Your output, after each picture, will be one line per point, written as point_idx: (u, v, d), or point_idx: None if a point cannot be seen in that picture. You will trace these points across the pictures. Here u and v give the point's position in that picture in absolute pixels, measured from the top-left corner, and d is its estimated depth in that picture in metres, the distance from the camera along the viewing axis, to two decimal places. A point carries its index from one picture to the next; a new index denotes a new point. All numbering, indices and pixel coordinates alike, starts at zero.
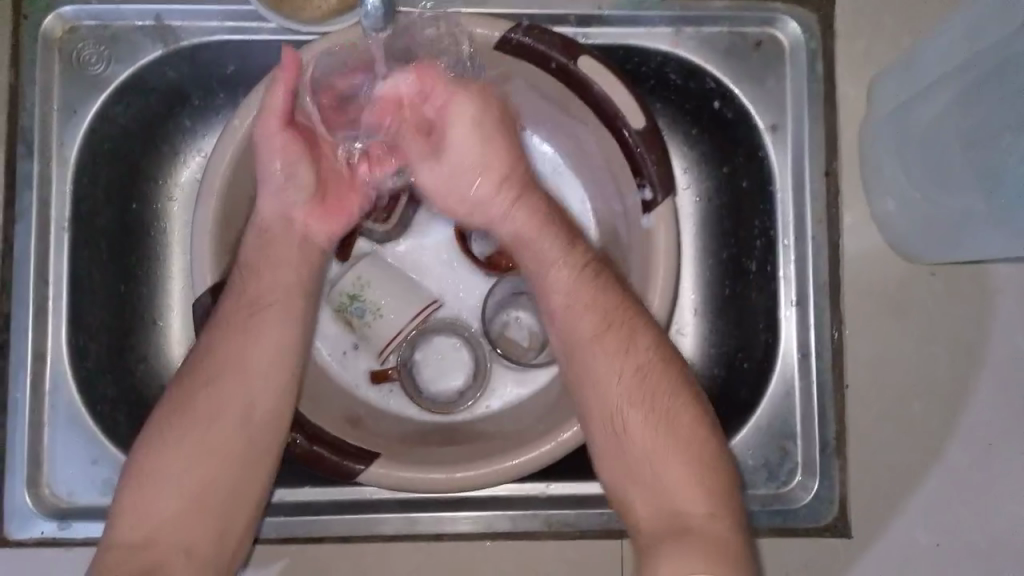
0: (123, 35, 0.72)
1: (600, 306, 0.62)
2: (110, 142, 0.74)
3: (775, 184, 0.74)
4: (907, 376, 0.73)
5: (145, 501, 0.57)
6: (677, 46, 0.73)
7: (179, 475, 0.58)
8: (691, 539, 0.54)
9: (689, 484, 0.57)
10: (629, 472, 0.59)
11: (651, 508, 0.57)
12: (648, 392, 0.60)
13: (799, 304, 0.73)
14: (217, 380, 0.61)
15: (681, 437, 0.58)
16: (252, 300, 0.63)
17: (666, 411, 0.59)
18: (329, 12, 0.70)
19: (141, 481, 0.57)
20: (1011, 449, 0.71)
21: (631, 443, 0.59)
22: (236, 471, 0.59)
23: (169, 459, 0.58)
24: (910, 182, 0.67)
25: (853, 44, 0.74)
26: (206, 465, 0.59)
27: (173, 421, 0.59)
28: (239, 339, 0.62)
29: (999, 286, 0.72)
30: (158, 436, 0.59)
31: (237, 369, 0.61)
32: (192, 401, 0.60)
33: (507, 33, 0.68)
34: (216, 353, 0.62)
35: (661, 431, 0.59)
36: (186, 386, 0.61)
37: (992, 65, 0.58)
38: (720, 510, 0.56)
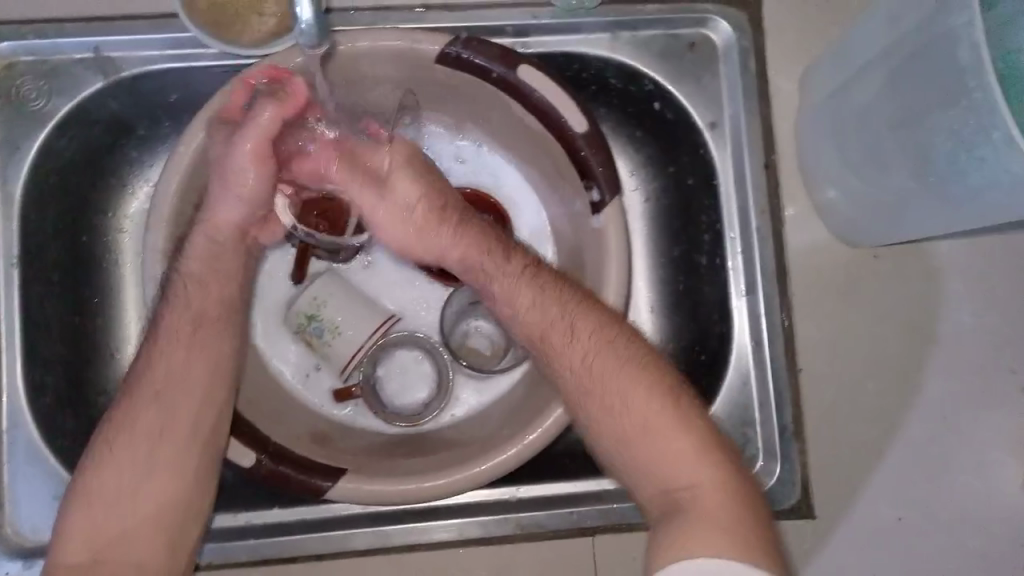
0: (63, 68, 0.72)
1: (560, 301, 0.63)
2: (57, 177, 0.74)
3: (718, 177, 0.76)
4: (858, 356, 0.75)
5: (93, 520, 0.57)
6: (615, 50, 0.75)
7: (127, 493, 0.58)
8: (691, 516, 0.51)
9: (679, 452, 0.55)
10: (621, 451, 0.57)
11: (654, 487, 0.56)
12: (619, 368, 0.59)
13: (749, 294, 0.75)
14: (161, 397, 0.61)
15: (658, 406, 0.57)
16: (196, 316, 0.64)
17: (639, 381, 0.58)
18: (268, 34, 0.70)
19: (90, 501, 0.58)
20: (962, 421, 0.73)
21: (614, 422, 0.58)
22: (184, 487, 0.60)
23: (117, 477, 0.58)
24: (847, 167, 0.69)
25: (783, 39, 0.76)
26: (154, 482, 0.59)
27: (118, 441, 0.60)
28: (180, 356, 0.63)
29: (938, 262, 0.75)
30: (104, 456, 0.59)
31: (179, 386, 0.62)
32: (139, 417, 0.60)
33: (447, 47, 0.69)
34: (161, 369, 0.62)
35: (638, 402, 0.57)
36: (129, 405, 0.61)
37: (911, 48, 0.59)
38: (713, 477, 0.54)
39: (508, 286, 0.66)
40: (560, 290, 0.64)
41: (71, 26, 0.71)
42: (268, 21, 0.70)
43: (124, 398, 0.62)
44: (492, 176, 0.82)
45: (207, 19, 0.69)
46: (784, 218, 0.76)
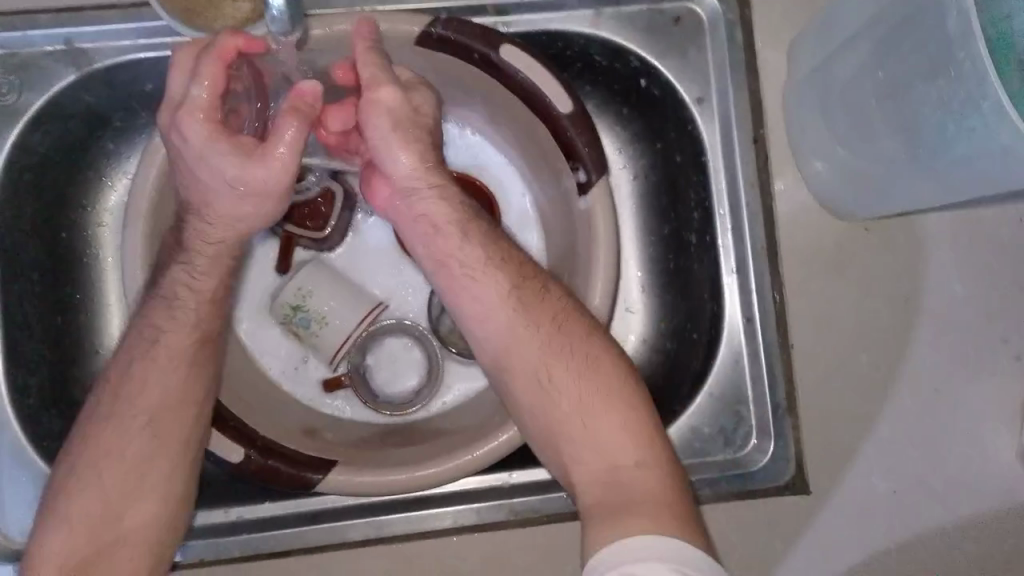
0: (34, 62, 0.70)
1: (512, 268, 0.62)
2: (33, 173, 0.73)
3: (706, 154, 0.75)
4: (850, 330, 0.74)
5: (73, 542, 0.56)
6: (598, 26, 0.73)
7: (110, 515, 0.57)
8: (632, 501, 0.52)
9: (620, 434, 0.56)
10: (563, 427, 0.57)
11: (593, 465, 0.55)
12: (567, 346, 0.59)
13: (739, 271, 0.74)
14: (151, 419, 0.60)
15: (603, 387, 0.58)
16: (201, 331, 0.63)
17: (588, 361, 0.59)
18: (243, 19, 0.68)
19: (69, 521, 0.56)
20: (953, 391, 0.74)
21: (558, 399, 0.58)
22: (167, 509, 0.59)
23: (101, 498, 0.57)
24: (836, 140, 0.68)
25: (770, 11, 0.75)
26: (138, 505, 0.58)
27: (103, 460, 0.58)
28: (168, 376, 0.61)
29: (928, 234, 0.74)
30: (85, 475, 0.58)
31: (170, 407, 0.60)
32: (122, 436, 0.59)
33: (427, 27, 0.68)
34: (143, 383, 0.60)
35: (585, 383, 0.58)
36: (114, 424, 0.59)
37: (899, 17, 0.58)
38: (651, 462, 0.55)
39: (450, 243, 0.62)
40: (508, 256, 0.63)
41: (40, 18, 0.69)
42: (242, 6, 0.68)
43: (107, 416, 0.60)
44: (478, 159, 0.81)
45: (181, 7, 0.67)
46: (774, 192, 0.75)
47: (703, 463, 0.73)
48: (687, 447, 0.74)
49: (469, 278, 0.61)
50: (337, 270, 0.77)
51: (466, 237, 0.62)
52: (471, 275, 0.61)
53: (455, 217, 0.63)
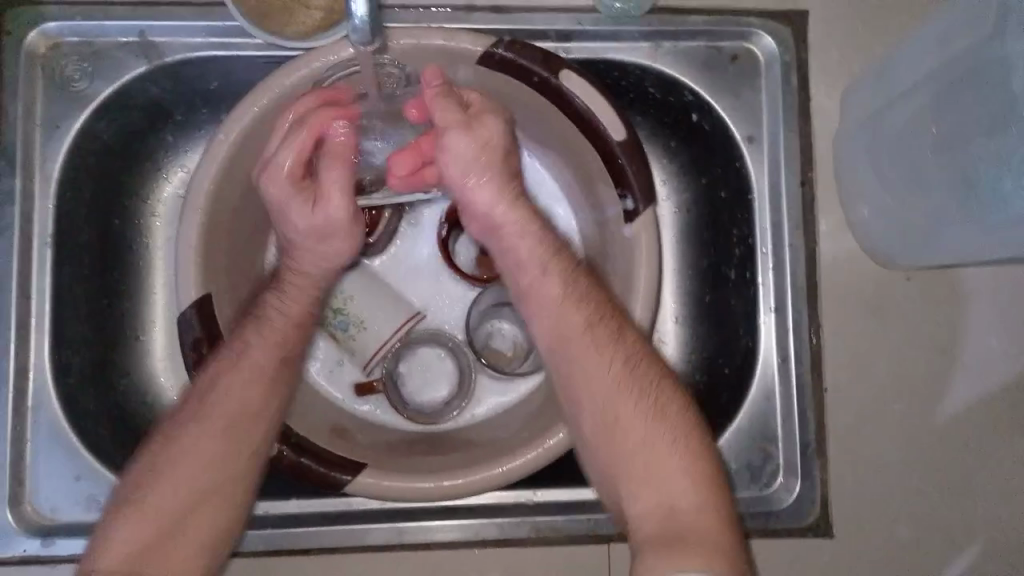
0: (108, 52, 0.72)
1: (590, 305, 0.63)
2: (96, 158, 0.75)
3: (752, 193, 0.75)
4: (885, 377, 0.74)
5: (140, 535, 0.58)
6: (655, 59, 0.75)
7: (177, 511, 0.59)
8: (690, 538, 0.55)
9: (681, 478, 0.58)
10: (625, 466, 0.59)
11: (652, 506, 0.58)
12: (636, 388, 0.61)
13: (778, 310, 0.75)
14: (229, 427, 0.62)
15: (666, 432, 0.59)
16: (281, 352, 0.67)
17: (657, 404, 0.61)
18: (314, 27, 0.71)
19: (141, 513, 0.58)
20: (987, 447, 0.73)
21: (623, 437, 0.60)
22: (230, 514, 0.61)
23: (172, 496, 0.59)
24: (884, 187, 0.69)
25: (825, 57, 0.76)
26: (204, 506, 0.60)
27: (181, 460, 0.60)
28: (253, 393, 0.64)
29: (968, 287, 0.74)
30: (162, 471, 0.60)
31: (249, 420, 0.63)
32: (197, 433, 0.61)
33: (490, 49, 0.69)
34: (223, 383, 0.63)
35: (651, 425, 0.60)
36: (195, 429, 0.62)
37: (964, 73, 0.59)
38: (710, 507, 0.57)
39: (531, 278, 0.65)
40: (590, 294, 0.64)
41: (117, 10, 0.71)
42: (314, 15, 0.71)
43: (188, 420, 0.62)
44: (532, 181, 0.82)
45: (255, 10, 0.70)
46: (818, 233, 0.75)
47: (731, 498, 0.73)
48: None
49: (545, 310, 0.64)
50: (378, 276, 0.78)
51: (545, 272, 0.65)
52: (551, 308, 0.63)
53: (541, 252, 0.65)
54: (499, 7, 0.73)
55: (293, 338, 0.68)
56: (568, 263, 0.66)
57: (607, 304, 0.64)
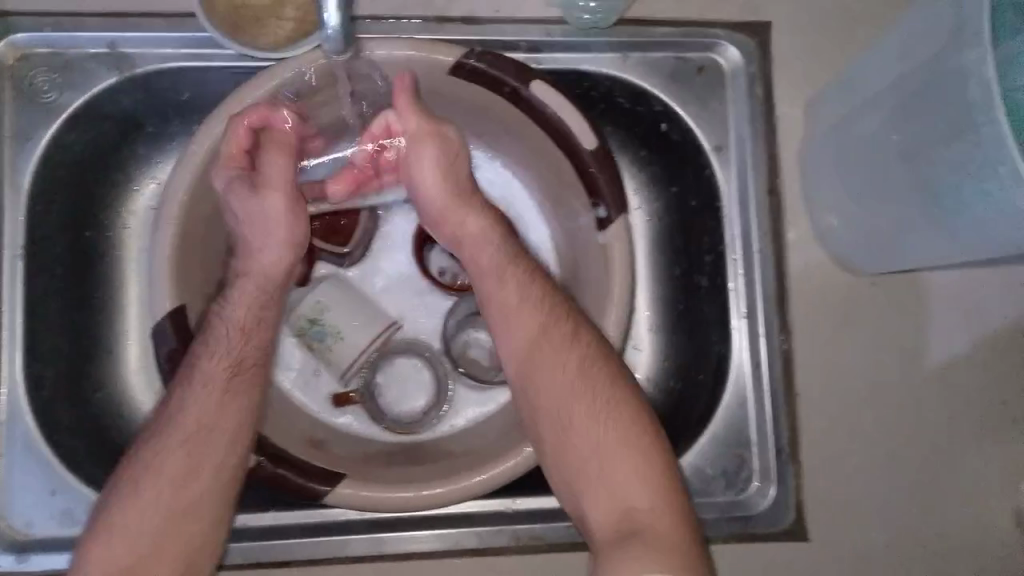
0: (78, 63, 0.72)
1: (546, 313, 0.66)
2: (67, 170, 0.74)
3: (722, 202, 0.77)
4: (853, 380, 0.76)
5: (116, 560, 0.58)
6: (625, 70, 0.76)
7: (151, 533, 0.59)
8: (640, 536, 0.56)
9: (635, 477, 0.60)
10: (580, 469, 0.62)
11: (608, 506, 0.60)
12: (591, 391, 0.63)
13: (749, 315, 0.76)
14: (189, 441, 0.62)
15: (619, 433, 0.62)
16: (234, 362, 0.65)
17: (612, 405, 0.63)
18: (285, 38, 0.71)
19: (113, 538, 0.59)
20: (951, 447, 0.75)
21: (579, 440, 0.62)
22: (207, 529, 0.61)
23: (143, 519, 0.59)
24: (851, 195, 0.71)
25: (790, 68, 0.78)
26: (180, 527, 0.60)
27: (144, 480, 0.60)
28: (213, 401, 0.63)
29: (931, 292, 0.76)
30: (128, 493, 0.60)
31: (211, 432, 0.62)
32: (168, 455, 0.61)
33: (461, 59, 0.70)
34: (194, 404, 0.63)
35: (604, 426, 0.62)
36: (156, 447, 0.61)
37: (923, 83, 0.61)
38: (663, 505, 0.59)
39: (494, 286, 0.67)
40: (545, 298, 0.67)
41: (87, 21, 0.71)
42: (285, 25, 0.71)
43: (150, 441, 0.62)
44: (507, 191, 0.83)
45: (226, 20, 0.70)
46: (787, 240, 0.77)
47: (707, 502, 0.74)
48: (689, 486, 0.74)
49: (503, 317, 0.67)
50: (352, 286, 0.79)
51: (507, 282, 0.67)
52: (511, 318, 0.66)
53: (498, 259, 0.68)
54: (472, 19, 0.74)
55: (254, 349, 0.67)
56: (530, 270, 0.68)
57: (566, 306, 0.67)
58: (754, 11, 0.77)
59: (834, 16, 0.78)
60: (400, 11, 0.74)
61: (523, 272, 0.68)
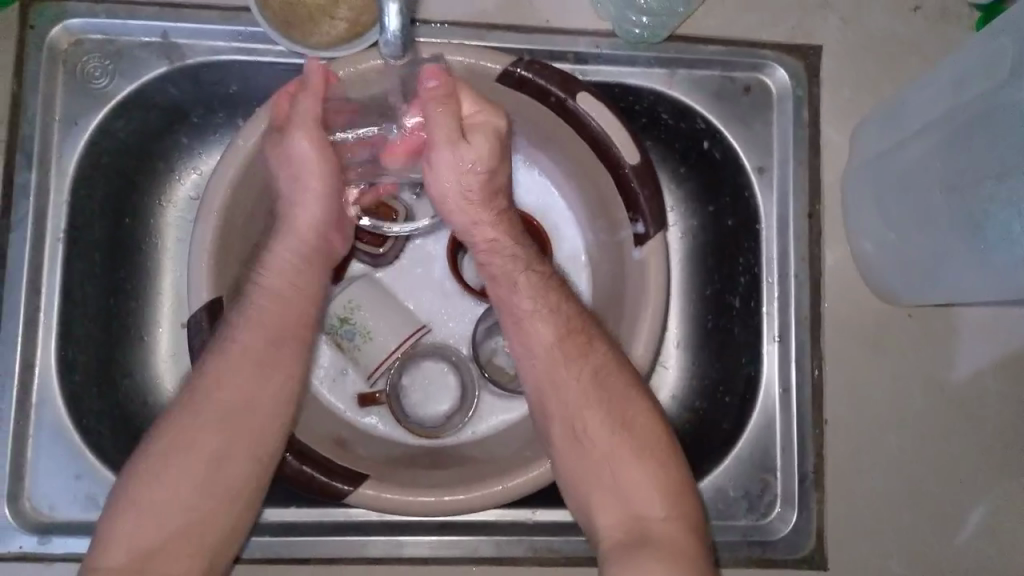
0: (129, 51, 0.72)
1: (561, 319, 0.65)
2: (110, 156, 0.75)
3: (760, 223, 0.76)
4: (884, 411, 0.75)
5: (142, 528, 0.57)
6: (670, 86, 0.76)
7: (180, 505, 0.58)
8: (651, 542, 0.57)
9: (648, 486, 0.60)
10: (590, 477, 0.61)
11: (619, 514, 0.59)
12: (604, 399, 0.63)
13: (782, 339, 0.75)
14: (226, 417, 0.61)
15: (631, 441, 0.61)
16: (275, 334, 0.65)
17: (625, 414, 0.62)
18: (337, 39, 0.71)
19: (137, 505, 0.57)
20: (981, 486, 0.74)
21: (591, 449, 0.62)
22: (230, 507, 0.60)
23: (172, 490, 0.58)
24: (891, 225, 0.70)
25: (838, 93, 0.77)
26: (209, 496, 0.59)
27: (177, 450, 0.59)
28: (250, 379, 0.63)
29: (968, 326, 0.75)
30: (161, 462, 0.59)
31: (248, 404, 0.62)
32: (204, 429, 0.60)
33: (510, 67, 0.70)
34: (232, 380, 0.62)
35: (617, 435, 0.62)
36: (192, 419, 0.60)
37: (976, 116, 0.60)
38: (675, 513, 0.59)
39: (510, 293, 0.66)
40: (562, 308, 0.66)
41: (141, 10, 0.72)
42: (338, 25, 0.71)
43: (185, 411, 0.61)
44: (545, 202, 0.83)
45: (279, 19, 0.70)
46: (823, 267, 0.76)
47: (726, 525, 0.73)
48: (710, 508, 0.74)
49: (520, 325, 0.66)
50: (384, 287, 0.79)
51: (523, 286, 0.66)
52: (522, 328, 0.66)
53: (516, 265, 0.66)
54: (521, 28, 0.74)
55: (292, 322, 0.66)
56: (548, 276, 0.67)
57: (581, 313, 0.66)
58: (803, 34, 0.77)
59: (886, 43, 0.77)
60: (448, 16, 0.74)
61: (541, 275, 0.67)
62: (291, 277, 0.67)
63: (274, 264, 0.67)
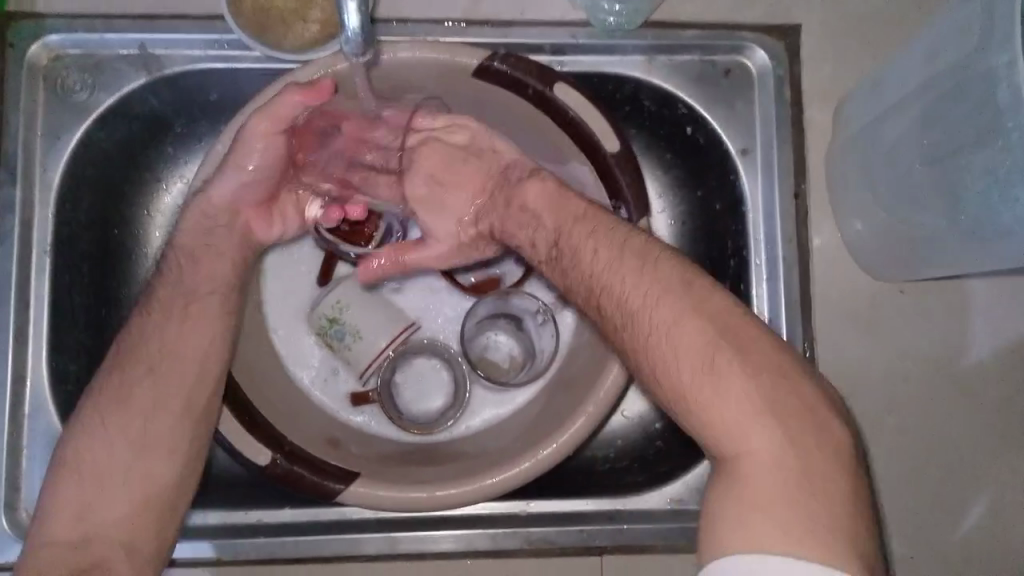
0: (108, 63, 0.73)
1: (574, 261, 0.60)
2: (94, 167, 0.76)
3: (746, 206, 0.76)
4: (880, 389, 0.74)
5: (86, 493, 0.60)
6: (650, 72, 0.75)
7: (120, 466, 0.61)
8: (741, 491, 0.47)
9: None
10: None
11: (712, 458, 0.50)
12: (638, 325, 0.54)
13: (773, 322, 0.74)
14: (155, 371, 0.65)
15: (687, 365, 0.50)
16: (190, 295, 0.68)
17: (671, 333, 0.52)
18: (311, 39, 0.72)
19: (79, 471, 0.61)
20: (979, 461, 0.73)
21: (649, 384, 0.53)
22: (171, 463, 0.63)
23: (111, 451, 0.62)
24: (876, 201, 0.69)
25: (818, 71, 0.76)
26: (148, 457, 0.62)
27: (111, 416, 0.63)
28: (173, 337, 0.67)
29: (961, 301, 0.74)
30: (94, 428, 0.62)
31: (173, 361, 0.66)
32: (133, 392, 0.64)
33: (486, 61, 0.70)
34: (156, 339, 0.66)
35: (667, 357, 0.52)
36: (123, 384, 0.64)
37: (953, 86, 0.60)
38: None
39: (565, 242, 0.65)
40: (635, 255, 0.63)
41: (118, 23, 0.72)
42: (311, 27, 0.72)
43: (116, 379, 0.64)
44: None
45: (255, 26, 0.71)
46: (811, 246, 0.75)
47: None
48: None
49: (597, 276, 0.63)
50: None
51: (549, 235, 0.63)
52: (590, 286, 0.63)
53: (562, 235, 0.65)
54: (495, 22, 0.74)
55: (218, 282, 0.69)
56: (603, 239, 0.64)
57: (590, 234, 0.60)
58: (780, 13, 0.76)
59: (865, 18, 0.77)
60: (421, 14, 0.74)
61: (553, 193, 0.65)
62: (202, 240, 0.70)
63: (191, 228, 0.70)
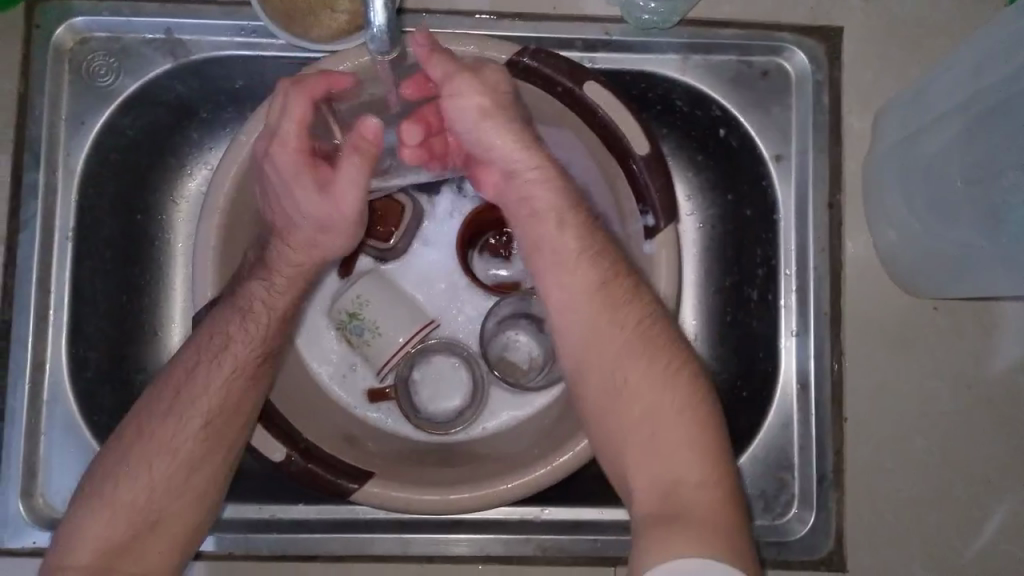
0: (134, 48, 0.72)
1: (607, 263, 0.61)
2: (118, 154, 0.75)
3: (778, 213, 0.74)
4: (909, 408, 0.72)
5: (115, 530, 0.59)
6: (684, 72, 0.73)
7: (156, 505, 0.60)
8: (687, 518, 0.52)
9: (684, 451, 0.56)
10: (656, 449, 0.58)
11: (652, 478, 0.55)
12: (643, 352, 0.59)
13: (800, 334, 0.73)
14: (208, 419, 0.62)
15: (676, 402, 0.57)
16: (266, 346, 0.65)
17: (668, 374, 0.58)
18: (339, 30, 0.71)
19: (115, 506, 0.59)
20: (1010, 486, 0.71)
21: (628, 405, 0.58)
22: (203, 509, 0.62)
23: (149, 493, 0.60)
24: (914, 215, 0.67)
25: (859, 76, 0.73)
26: (182, 502, 0.61)
27: (156, 455, 0.61)
28: (229, 387, 0.63)
29: (998, 320, 0.72)
30: (136, 463, 0.61)
31: (229, 411, 0.63)
32: (183, 438, 0.62)
33: (516, 56, 0.68)
34: (209, 382, 0.63)
35: (655, 393, 0.57)
36: (171, 425, 0.62)
37: (998, 102, 0.57)
38: (708, 474, 0.55)
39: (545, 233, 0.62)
40: (599, 252, 0.62)
41: (145, 7, 0.72)
42: (339, 17, 0.71)
43: (165, 416, 0.62)
44: None
45: (282, 12, 0.70)
46: (844, 255, 0.73)
47: None
48: None
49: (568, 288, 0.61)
50: (390, 281, 0.78)
51: (564, 227, 0.62)
52: (564, 306, 0.61)
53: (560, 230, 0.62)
54: (527, 15, 0.72)
55: (277, 333, 0.66)
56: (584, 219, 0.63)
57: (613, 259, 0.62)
58: (823, 14, 0.73)
59: (913, 21, 0.74)
60: (452, 5, 0.72)
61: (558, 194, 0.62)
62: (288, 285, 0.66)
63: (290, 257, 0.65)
